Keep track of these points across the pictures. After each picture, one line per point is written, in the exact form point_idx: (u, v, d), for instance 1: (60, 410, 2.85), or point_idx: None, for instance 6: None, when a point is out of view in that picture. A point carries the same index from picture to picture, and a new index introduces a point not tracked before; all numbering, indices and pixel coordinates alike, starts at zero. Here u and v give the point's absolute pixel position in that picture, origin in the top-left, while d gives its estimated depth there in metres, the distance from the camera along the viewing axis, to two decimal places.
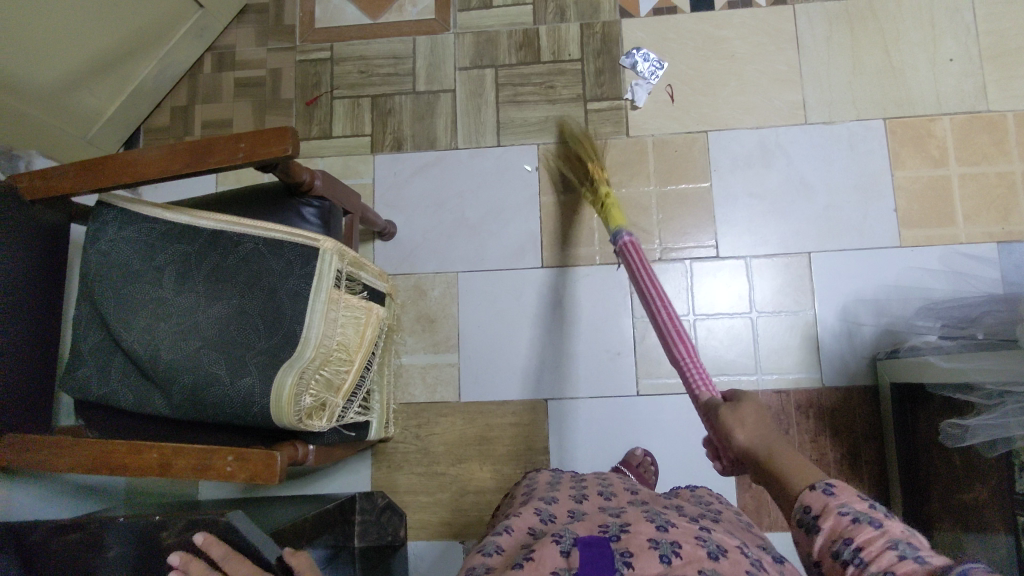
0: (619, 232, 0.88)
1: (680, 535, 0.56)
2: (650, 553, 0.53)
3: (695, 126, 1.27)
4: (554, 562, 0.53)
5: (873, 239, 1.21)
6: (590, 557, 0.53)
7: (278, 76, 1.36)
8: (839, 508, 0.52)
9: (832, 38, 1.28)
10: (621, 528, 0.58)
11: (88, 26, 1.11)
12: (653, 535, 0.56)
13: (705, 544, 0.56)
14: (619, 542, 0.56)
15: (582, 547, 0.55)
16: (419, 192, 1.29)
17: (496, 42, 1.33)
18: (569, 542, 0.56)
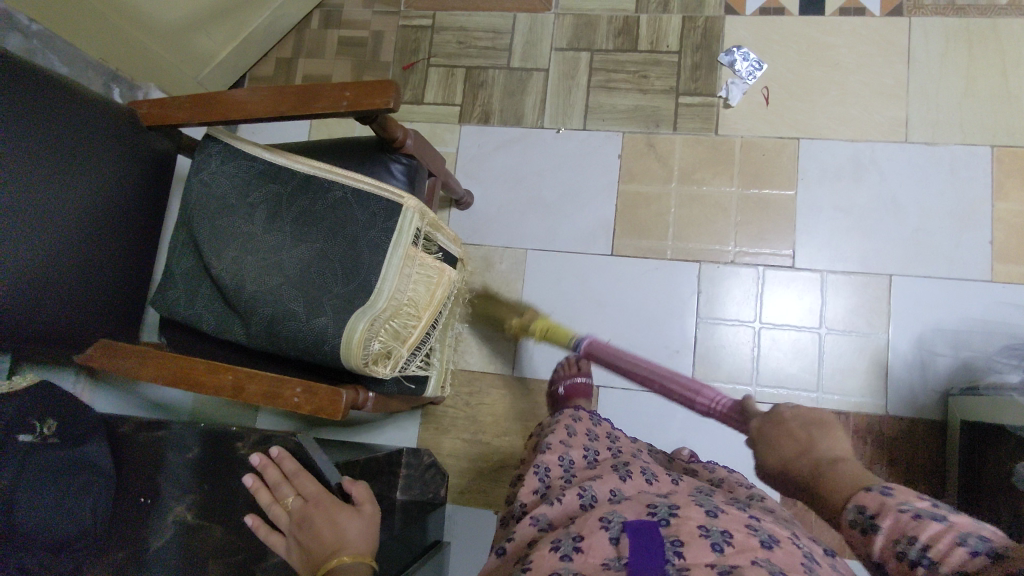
0: (574, 342, 1.02)
1: (731, 522, 0.57)
2: (698, 538, 0.54)
3: (789, 132, 1.24)
4: (604, 552, 0.56)
5: (962, 269, 1.16)
6: (638, 544, 0.54)
7: (379, 38, 1.40)
8: (898, 507, 0.52)
9: (947, 56, 1.22)
10: (670, 512, 0.59)
11: None
12: (704, 521, 0.57)
13: (757, 533, 0.56)
14: (668, 527, 0.57)
15: (631, 533, 0.56)
16: (499, 167, 1.31)
17: (595, 27, 1.33)
18: (618, 528, 0.58)
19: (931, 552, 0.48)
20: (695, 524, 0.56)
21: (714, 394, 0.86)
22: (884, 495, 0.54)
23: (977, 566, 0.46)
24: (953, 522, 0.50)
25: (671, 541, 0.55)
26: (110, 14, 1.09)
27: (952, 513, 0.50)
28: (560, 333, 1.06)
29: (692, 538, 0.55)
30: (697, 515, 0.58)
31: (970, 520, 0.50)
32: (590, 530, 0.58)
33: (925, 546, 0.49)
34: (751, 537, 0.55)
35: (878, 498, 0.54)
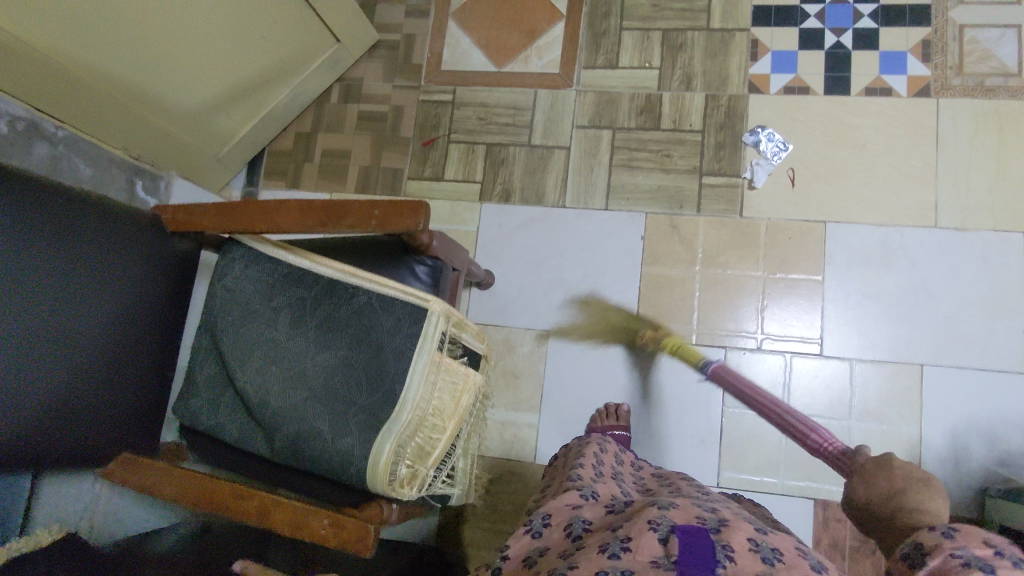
0: (704, 364, 0.97)
1: (779, 543, 0.57)
2: (753, 554, 0.53)
3: (814, 216, 1.23)
4: (653, 551, 0.53)
5: (996, 358, 1.14)
6: (691, 546, 0.52)
7: (399, 113, 1.39)
8: (952, 550, 0.50)
9: (976, 138, 1.21)
10: (718, 522, 0.58)
11: (237, 54, 1.17)
12: (752, 535, 0.56)
13: (808, 558, 0.57)
14: (718, 533, 0.55)
15: (681, 534, 0.54)
16: (521, 247, 1.30)
17: (617, 104, 1.32)
18: (667, 528, 0.55)
19: None
20: (746, 536, 0.56)
21: (829, 436, 0.73)
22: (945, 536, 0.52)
23: None
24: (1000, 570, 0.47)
25: (725, 546, 0.53)
26: (132, 105, 1.08)
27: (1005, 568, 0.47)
28: (688, 356, 1.02)
29: (747, 550, 0.53)
30: (746, 528, 0.57)
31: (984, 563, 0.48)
32: (636, 530, 0.56)
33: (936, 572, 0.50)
34: (801, 561, 0.55)
35: (938, 538, 0.52)
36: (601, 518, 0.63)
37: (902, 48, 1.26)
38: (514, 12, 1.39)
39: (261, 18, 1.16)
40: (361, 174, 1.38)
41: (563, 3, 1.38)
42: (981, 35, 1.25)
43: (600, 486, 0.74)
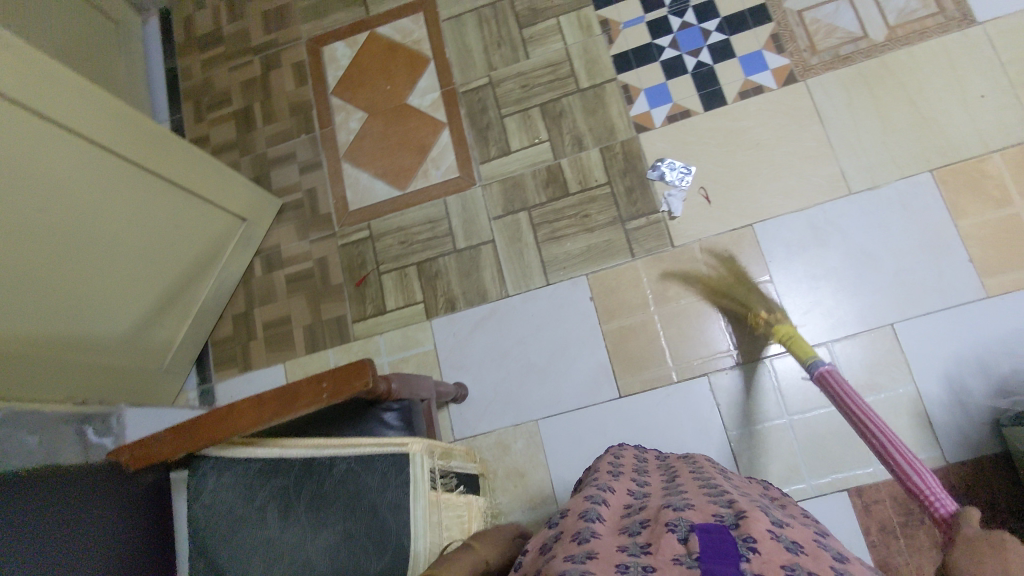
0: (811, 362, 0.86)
1: (798, 535, 0.57)
2: (775, 544, 0.53)
3: (739, 222, 1.27)
4: (674, 549, 0.53)
5: (956, 293, 1.16)
6: (711, 544, 0.52)
7: (325, 263, 1.40)
8: None
9: (853, 103, 1.27)
10: (736, 515, 0.58)
11: (152, 263, 1.17)
12: (774, 528, 0.56)
13: (828, 549, 0.58)
14: (737, 528, 0.55)
15: (700, 533, 0.54)
16: (481, 348, 1.30)
17: (523, 185, 1.36)
18: (685, 530, 0.55)
19: None
20: (765, 527, 0.55)
21: (937, 489, 0.66)
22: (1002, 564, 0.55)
23: None
24: None
25: (747, 540, 0.53)
26: (67, 353, 1.06)
27: None
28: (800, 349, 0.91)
29: (769, 541, 0.53)
30: (764, 519, 0.57)
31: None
32: (658, 535, 0.56)
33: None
34: (824, 555, 0.55)
35: None
36: (621, 519, 0.64)
37: (756, 48, 1.34)
38: (400, 135, 1.43)
39: (164, 225, 1.18)
40: (307, 334, 1.37)
41: (441, 112, 1.43)
42: (819, 14, 1.34)
43: (620, 487, 0.74)
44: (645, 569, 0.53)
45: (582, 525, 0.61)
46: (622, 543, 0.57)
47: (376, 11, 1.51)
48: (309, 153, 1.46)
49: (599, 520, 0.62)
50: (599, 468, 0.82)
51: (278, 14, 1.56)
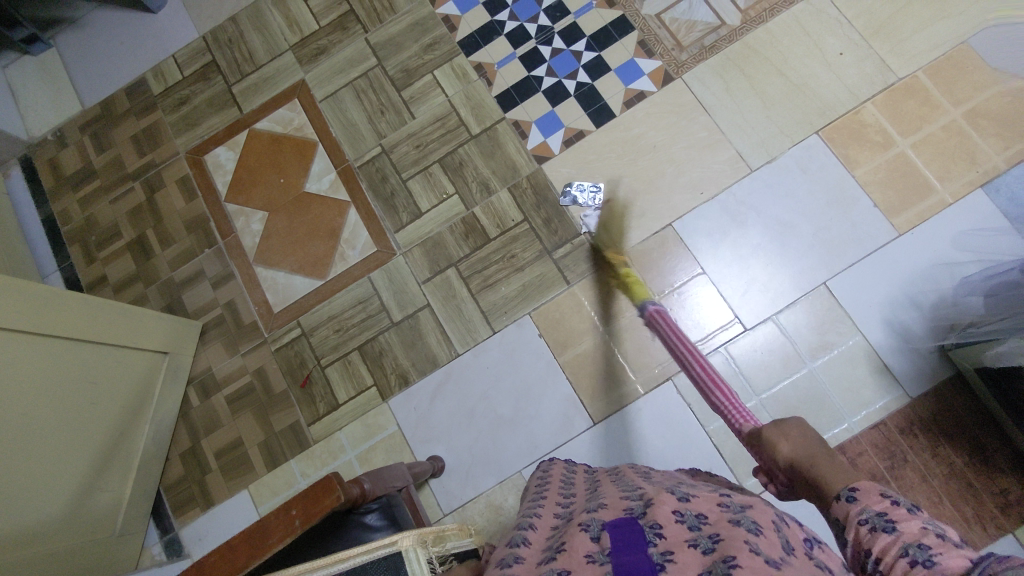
0: (641, 304, 0.94)
1: (701, 504, 0.59)
2: (679, 524, 0.55)
3: (659, 224, 1.29)
4: (586, 548, 0.54)
5: (871, 240, 1.22)
6: (620, 535, 0.54)
7: (263, 374, 1.33)
8: (858, 515, 0.50)
9: (730, 88, 1.32)
10: (646, 505, 0.59)
11: (77, 427, 1.08)
12: (677, 505, 0.58)
13: (730, 507, 0.59)
14: (646, 515, 0.57)
15: (611, 529, 0.56)
16: (446, 415, 1.26)
17: (443, 242, 1.34)
18: (598, 529, 0.57)
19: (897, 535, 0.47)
20: (670, 508, 0.57)
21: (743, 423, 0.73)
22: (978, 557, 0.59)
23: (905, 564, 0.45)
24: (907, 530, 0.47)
25: (651, 526, 0.54)
26: (14, 552, 0.94)
27: (905, 517, 0.48)
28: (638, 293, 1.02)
29: (672, 521, 0.55)
30: (670, 501, 0.58)
31: (920, 522, 0.47)
32: (571, 537, 0.58)
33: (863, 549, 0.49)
34: (723, 513, 0.57)
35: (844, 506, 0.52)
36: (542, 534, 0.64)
37: (628, 58, 1.37)
38: (306, 225, 1.39)
39: (85, 381, 1.10)
40: (264, 451, 1.29)
41: (342, 191, 1.40)
42: (676, 13, 1.38)
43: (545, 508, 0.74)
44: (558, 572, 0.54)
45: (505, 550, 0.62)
46: (539, 557, 0.58)
47: (250, 108, 1.48)
48: (218, 265, 1.40)
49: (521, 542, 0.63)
50: (525, 494, 0.81)
51: (148, 134, 1.50)
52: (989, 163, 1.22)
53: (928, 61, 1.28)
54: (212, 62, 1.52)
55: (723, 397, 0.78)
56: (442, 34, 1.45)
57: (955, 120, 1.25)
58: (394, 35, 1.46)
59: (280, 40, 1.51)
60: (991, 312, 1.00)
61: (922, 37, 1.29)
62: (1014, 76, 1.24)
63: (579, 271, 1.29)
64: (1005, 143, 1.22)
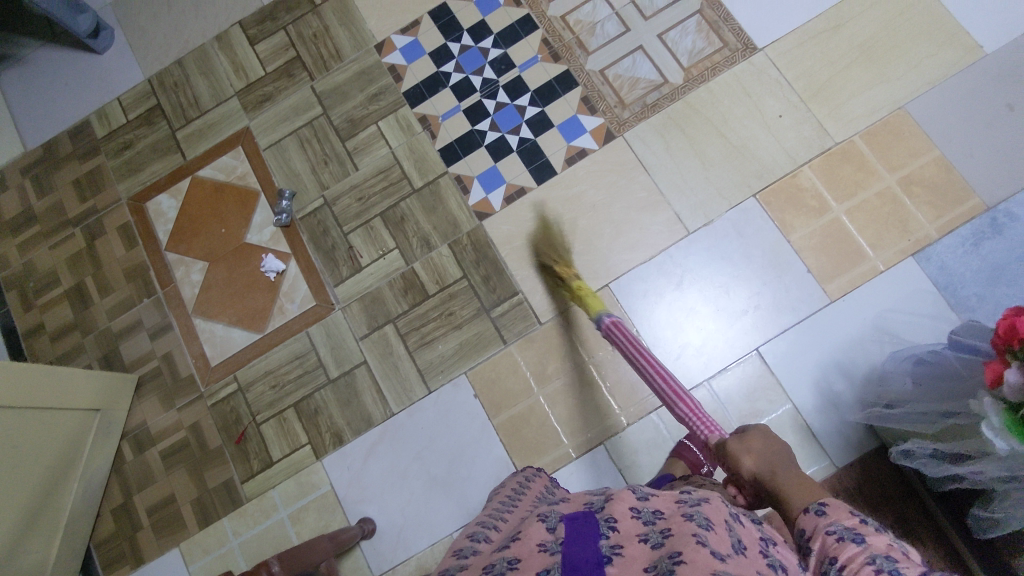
0: (596, 317, 1.07)
1: (659, 504, 0.68)
2: (634, 518, 0.64)
3: (596, 284, 1.30)
4: (542, 535, 0.63)
5: (805, 306, 1.23)
6: (573, 526, 0.63)
7: (198, 429, 1.32)
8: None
9: (670, 147, 1.33)
10: (604, 501, 0.68)
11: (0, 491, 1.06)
12: (635, 504, 0.67)
13: (686, 502, 0.68)
14: (603, 510, 0.66)
15: (566, 521, 0.65)
16: (379, 474, 1.26)
17: (382, 298, 1.34)
18: (554, 520, 0.66)
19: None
20: (627, 504, 0.66)
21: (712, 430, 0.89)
22: (819, 514, 0.65)
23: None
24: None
25: (607, 520, 0.63)
26: None
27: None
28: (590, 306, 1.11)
29: (627, 518, 0.64)
30: (628, 497, 0.68)
31: (886, 540, 0.59)
32: (529, 527, 0.66)
33: (844, 564, 0.57)
34: (678, 510, 0.66)
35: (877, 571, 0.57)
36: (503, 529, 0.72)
37: (571, 113, 1.37)
38: (246, 276, 1.39)
39: (6, 447, 1.07)
40: (197, 508, 1.29)
41: (283, 243, 1.39)
42: (620, 69, 1.37)
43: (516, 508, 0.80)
44: (511, 559, 0.59)
45: (467, 543, 0.69)
46: (496, 545, 0.65)
47: (194, 154, 1.47)
48: (156, 316, 1.39)
49: (479, 537, 0.70)
50: (498, 492, 0.87)
51: (90, 179, 1.49)
52: (920, 232, 1.23)
53: (865, 125, 1.29)
54: (157, 106, 1.51)
55: (686, 406, 0.94)
56: (387, 83, 1.44)
57: (889, 187, 1.26)
58: (339, 84, 1.45)
59: (226, 85, 1.49)
60: (910, 394, 0.89)
61: (859, 101, 1.30)
62: (948, 144, 1.25)
63: (517, 330, 1.29)
64: (937, 212, 1.23)
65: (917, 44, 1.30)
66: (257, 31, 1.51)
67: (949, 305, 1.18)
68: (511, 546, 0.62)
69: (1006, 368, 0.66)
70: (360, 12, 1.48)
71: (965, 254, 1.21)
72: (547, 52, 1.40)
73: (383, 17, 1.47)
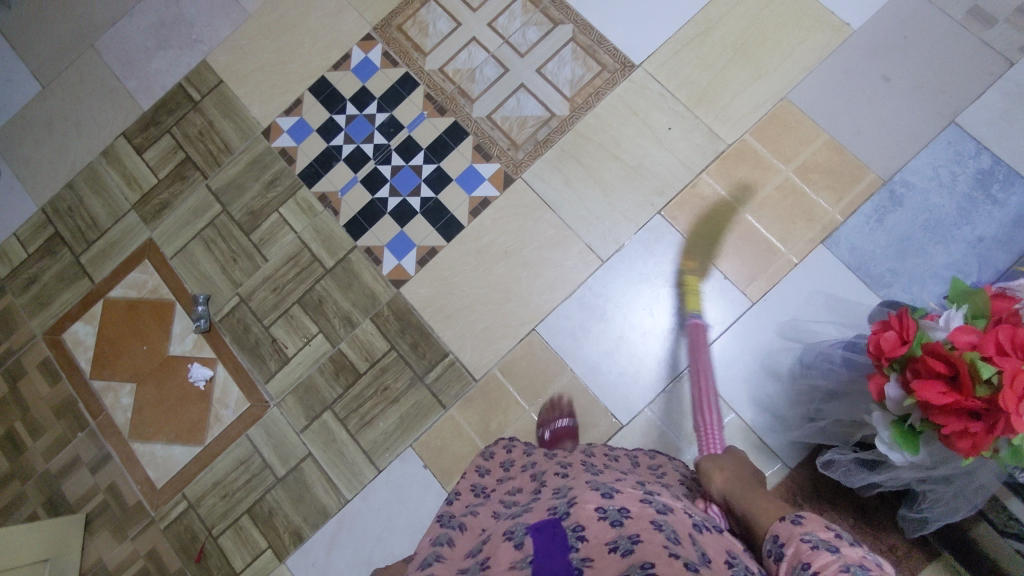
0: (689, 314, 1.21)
1: (623, 500, 0.64)
2: (601, 522, 0.60)
3: (523, 329, 1.30)
4: (509, 557, 0.60)
5: (728, 313, 1.23)
6: (541, 542, 0.59)
7: (156, 555, 1.30)
8: (804, 539, 0.61)
9: (569, 179, 1.32)
10: (568, 504, 0.64)
11: None
12: (600, 503, 0.63)
13: (651, 503, 0.65)
14: (569, 515, 0.62)
15: (533, 534, 0.61)
16: (345, 564, 1.24)
17: (315, 386, 1.32)
18: (520, 534, 0.62)
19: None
20: (592, 506, 0.62)
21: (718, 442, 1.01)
22: (794, 524, 0.64)
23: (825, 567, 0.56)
24: (846, 556, 0.56)
25: (573, 530, 0.60)
26: None
27: (844, 545, 0.58)
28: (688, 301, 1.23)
29: (594, 523, 0.60)
30: (592, 498, 0.63)
31: (860, 551, 0.56)
32: (495, 547, 0.63)
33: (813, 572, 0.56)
34: (644, 512, 0.62)
35: (791, 532, 0.63)
36: (465, 543, 0.70)
37: (467, 164, 1.36)
38: (176, 390, 1.36)
39: None
40: None
41: (207, 349, 1.37)
42: (506, 111, 1.37)
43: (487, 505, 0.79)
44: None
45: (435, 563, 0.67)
46: (461, 570, 0.64)
47: (102, 275, 1.44)
48: (93, 448, 1.36)
49: (448, 553, 0.68)
50: (468, 487, 0.86)
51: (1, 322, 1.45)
52: (826, 217, 1.23)
53: (753, 122, 1.29)
54: (55, 234, 1.48)
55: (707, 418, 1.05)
56: (281, 168, 1.42)
57: (788, 178, 1.26)
58: (233, 177, 1.43)
59: (121, 199, 1.47)
60: (828, 398, 0.93)
61: (743, 99, 1.30)
62: (836, 126, 1.26)
63: (454, 391, 1.28)
64: (837, 195, 1.24)
65: (787, 33, 1.30)
66: (143, 139, 1.49)
67: (866, 285, 1.20)
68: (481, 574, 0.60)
69: (885, 382, 0.66)
70: (241, 101, 1.47)
71: (872, 231, 1.21)
72: (432, 107, 1.39)
73: (265, 101, 1.46)
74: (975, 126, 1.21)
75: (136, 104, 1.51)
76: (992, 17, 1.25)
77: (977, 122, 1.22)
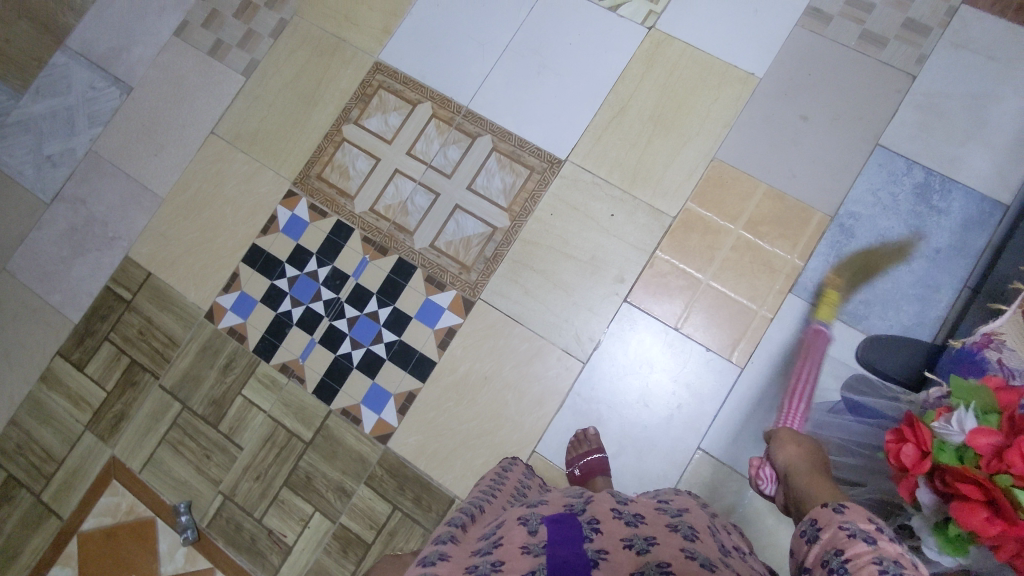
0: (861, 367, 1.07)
1: (639, 509, 0.75)
2: (618, 523, 0.70)
3: (523, 453, 1.25)
4: (524, 539, 0.68)
5: (721, 384, 1.21)
6: (556, 530, 0.68)
7: None
8: (842, 524, 0.64)
9: (528, 289, 1.30)
10: (584, 506, 0.74)
11: None
12: (617, 510, 0.73)
13: (664, 513, 0.75)
14: (586, 514, 0.71)
15: (548, 523, 0.69)
16: None
17: (325, 569, 1.24)
18: (536, 522, 0.71)
19: (848, 564, 0.59)
20: (610, 512, 0.72)
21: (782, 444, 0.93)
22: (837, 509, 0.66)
23: (861, 551, 0.59)
24: (880, 545, 0.59)
25: (590, 524, 0.69)
26: None
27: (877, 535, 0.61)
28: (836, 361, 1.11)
29: (611, 521, 0.70)
30: (611, 506, 0.74)
31: (898, 547, 0.59)
32: (511, 530, 0.70)
33: (848, 560, 0.59)
34: (658, 519, 0.73)
35: (832, 515, 0.66)
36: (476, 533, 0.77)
37: (423, 298, 1.32)
38: None
39: None
40: None
41: (201, 559, 1.28)
42: (447, 235, 1.34)
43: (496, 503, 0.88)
44: (495, 560, 0.66)
45: (445, 541, 0.74)
46: (474, 549, 0.70)
47: (69, 509, 1.35)
48: None
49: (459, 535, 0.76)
50: (477, 489, 0.94)
51: None
52: (786, 265, 1.23)
53: (690, 189, 1.29)
54: (10, 476, 1.38)
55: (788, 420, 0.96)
56: (234, 348, 1.36)
57: (740, 235, 1.26)
58: (186, 370, 1.37)
59: (71, 423, 1.38)
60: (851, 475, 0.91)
61: (675, 169, 1.30)
62: (769, 174, 1.27)
63: None
64: (791, 241, 1.24)
65: (699, 95, 1.32)
66: (81, 354, 1.41)
67: (844, 324, 1.19)
68: (495, 548, 0.68)
69: (917, 489, 0.66)
70: (176, 289, 1.40)
71: (834, 268, 1.22)
72: (372, 249, 1.36)
73: (200, 283, 1.40)
74: (899, 143, 1.24)
75: (64, 318, 1.43)
76: (882, 37, 1.28)
77: (899, 140, 1.24)
